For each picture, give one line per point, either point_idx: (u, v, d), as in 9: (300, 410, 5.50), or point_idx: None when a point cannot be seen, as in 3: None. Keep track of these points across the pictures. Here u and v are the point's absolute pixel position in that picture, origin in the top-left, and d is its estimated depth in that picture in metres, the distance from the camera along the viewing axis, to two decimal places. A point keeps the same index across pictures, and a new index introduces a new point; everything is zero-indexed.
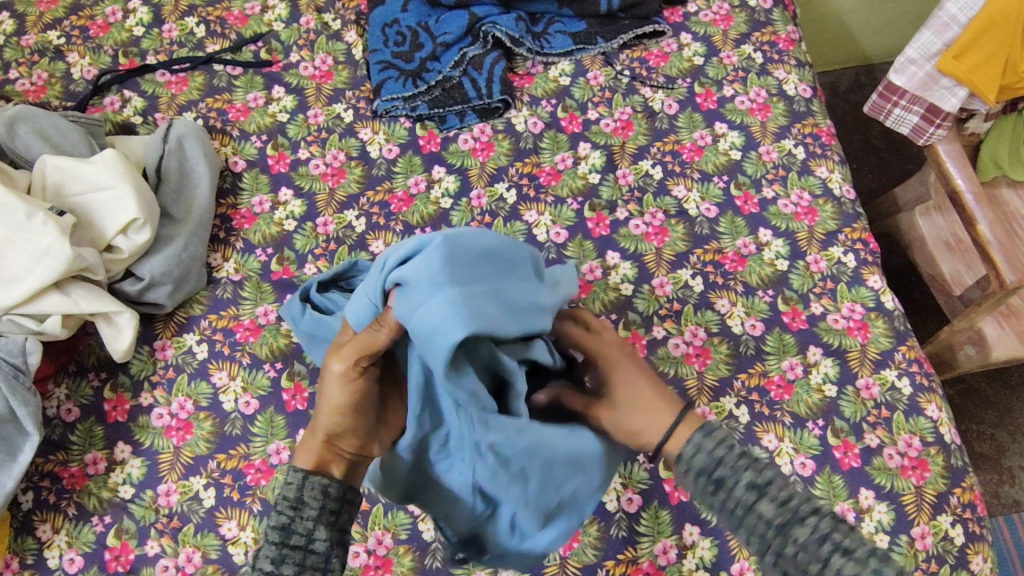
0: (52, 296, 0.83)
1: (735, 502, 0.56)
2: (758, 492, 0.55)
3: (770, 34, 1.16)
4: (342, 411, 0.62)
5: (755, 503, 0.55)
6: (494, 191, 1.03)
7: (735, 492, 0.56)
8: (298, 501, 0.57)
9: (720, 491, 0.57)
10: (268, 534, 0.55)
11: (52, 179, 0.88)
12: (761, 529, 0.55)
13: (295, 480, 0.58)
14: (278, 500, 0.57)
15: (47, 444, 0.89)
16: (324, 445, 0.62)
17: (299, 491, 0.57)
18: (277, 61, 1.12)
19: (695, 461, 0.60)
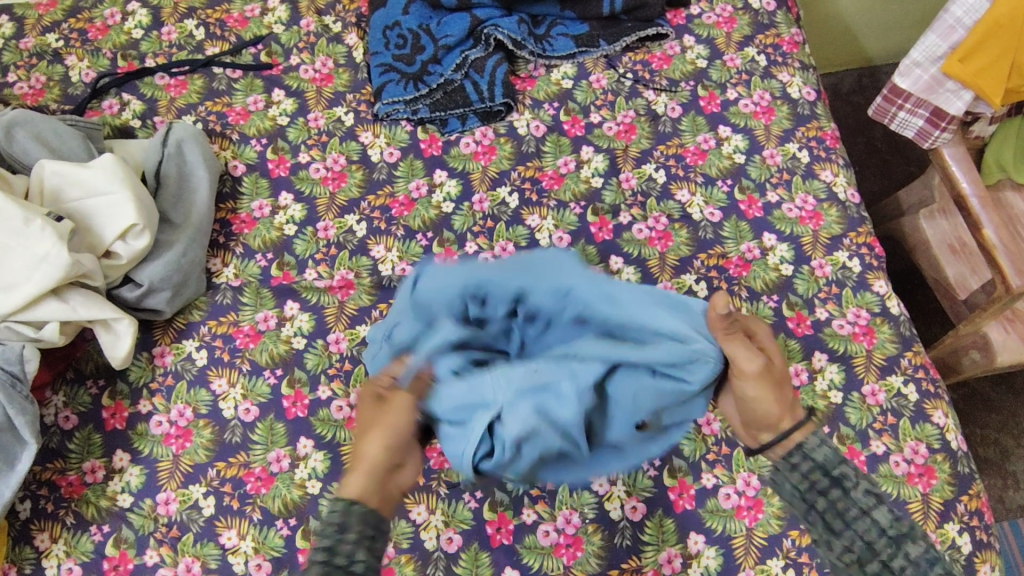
0: (50, 303, 0.82)
1: (850, 503, 0.52)
2: (877, 498, 0.53)
3: (773, 36, 1.15)
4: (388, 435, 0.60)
5: (872, 509, 0.52)
6: (496, 195, 1.02)
7: (851, 492, 0.53)
8: (344, 523, 0.52)
9: (834, 490, 0.53)
10: (315, 557, 0.50)
11: (50, 184, 0.87)
12: (871, 536, 0.51)
13: (340, 506, 0.53)
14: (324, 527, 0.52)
15: (44, 453, 0.88)
16: (368, 466, 0.57)
17: (346, 516, 0.53)
18: (277, 64, 1.11)
19: (815, 454, 0.55)
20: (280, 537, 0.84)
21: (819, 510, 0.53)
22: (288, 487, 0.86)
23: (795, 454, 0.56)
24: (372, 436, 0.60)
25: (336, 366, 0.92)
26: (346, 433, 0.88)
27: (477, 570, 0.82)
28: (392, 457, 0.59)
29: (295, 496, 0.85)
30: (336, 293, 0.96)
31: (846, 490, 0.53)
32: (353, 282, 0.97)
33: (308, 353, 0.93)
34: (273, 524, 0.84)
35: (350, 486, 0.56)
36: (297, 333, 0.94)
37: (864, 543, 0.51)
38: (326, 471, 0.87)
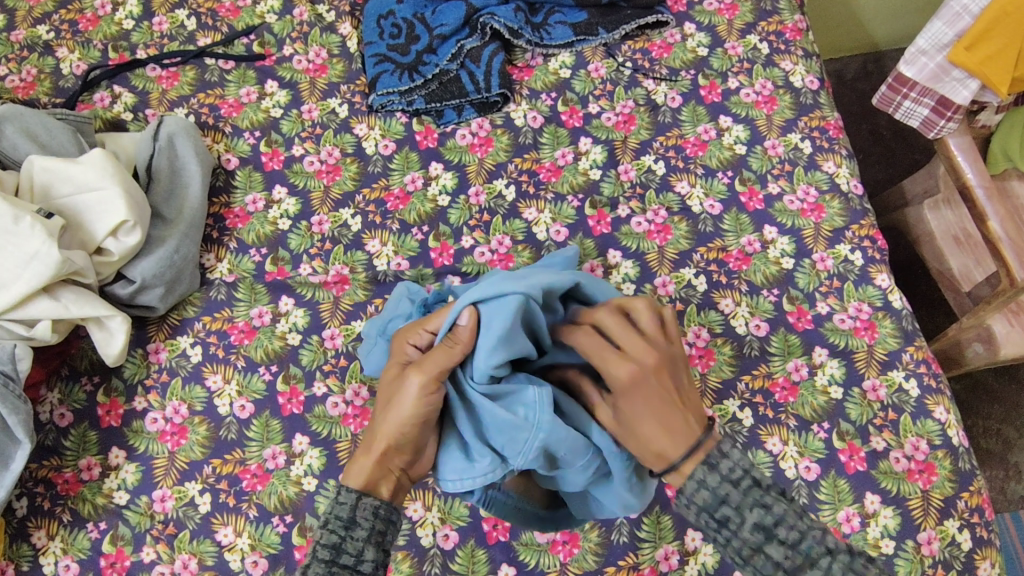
0: (42, 301, 0.81)
1: (742, 543, 0.56)
2: (766, 534, 0.55)
3: (776, 23, 1.12)
4: (402, 423, 0.64)
5: (763, 545, 0.55)
6: (493, 188, 1.01)
7: (741, 532, 0.56)
8: (350, 520, 0.59)
9: (723, 530, 0.57)
10: (318, 552, 0.56)
11: (40, 180, 0.86)
12: (767, 571, 0.55)
13: (349, 500, 0.60)
14: (329, 518, 0.59)
15: (40, 450, 0.88)
16: (376, 455, 0.63)
17: (354, 510, 0.59)
18: (270, 55, 1.09)
19: (697, 498, 0.58)
20: (276, 534, 0.83)
21: (725, 547, 0.57)
22: (284, 484, 0.86)
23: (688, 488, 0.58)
24: (387, 424, 0.65)
25: (331, 362, 0.91)
26: (342, 429, 0.88)
27: (473, 567, 0.82)
28: (400, 448, 0.65)
29: (291, 493, 0.85)
30: (331, 288, 0.95)
31: (734, 528, 0.56)
32: (348, 277, 0.96)
33: (303, 350, 0.92)
34: (269, 521, 0.84)
35: (356, 474, 0.62)
36: (292, 329, 0.93)
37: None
38: (322, 468, 0.86)
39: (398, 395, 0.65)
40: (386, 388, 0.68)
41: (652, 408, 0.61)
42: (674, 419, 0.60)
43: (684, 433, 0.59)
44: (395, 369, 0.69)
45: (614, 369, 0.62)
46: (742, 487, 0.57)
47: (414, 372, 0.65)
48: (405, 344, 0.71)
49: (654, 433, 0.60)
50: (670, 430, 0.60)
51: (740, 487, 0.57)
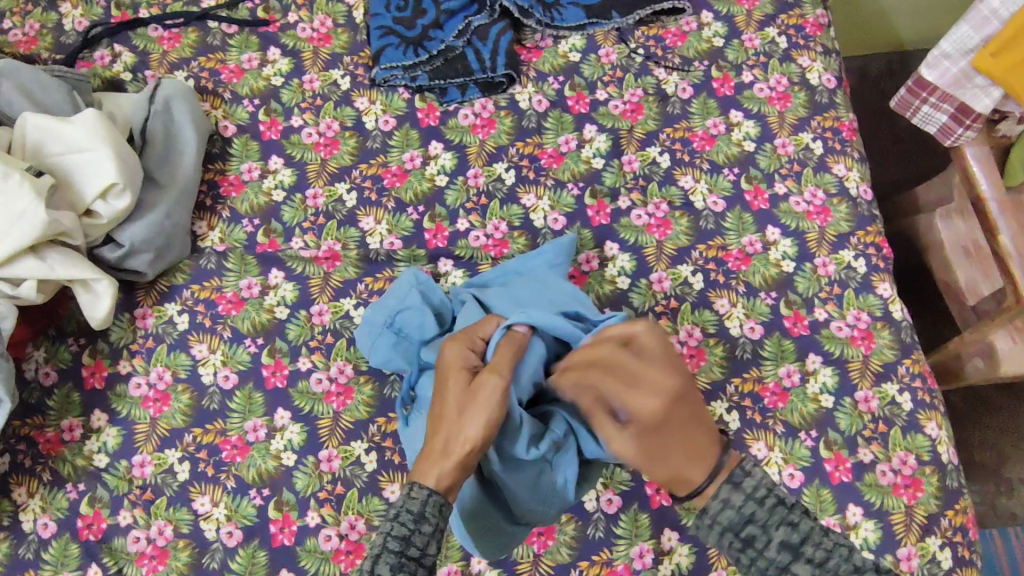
0: (28, 261, 0.80)
1: (766, 563, 0.58)
2: (792, 552, 0.57)
3: (797, 17, 1.08)
4: (487, 426, 0.66)
5: (788, 565, 0.57)
6: (492, 171, 0.99)
7: (767, 551, 0.58)
8: (420, 514, 0.61)
9: (748, 550, 0.59)
10: (388, 542, 0.59)
11: (32, 138, 0.85)
12: None
13: (420, 495, 0.62)
14: (399, 511, 0.61)
15: (23, 408, 0.88)
16: (458, 459, 0.64)
17: (423, 506, 0.61)
18: (274, 21, 1.07)
19: (721, 518, 0.61)
20: (253, 507, 0.84)
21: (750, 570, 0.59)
22: (263, 457, 0.85)
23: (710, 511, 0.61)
24: (467, 426, 0.66)
25: (317, 338, 0.91)
26: (324, 406, 0.87)
27: (447, 552, 0.82)
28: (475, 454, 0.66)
29: (270, 466, 0.85)
30: (322, 264, 0.94)
31: (760, 548, 0.59)
32: (339, 254, 0.94)
33: (290, 324, 0.91)
34: (246, 493, 0.84)
35: (437, 477, 0.63)
36: (280, 302, 0.92)
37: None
38: (302, 443, 0.86)
39: (483, 399, 0.67)
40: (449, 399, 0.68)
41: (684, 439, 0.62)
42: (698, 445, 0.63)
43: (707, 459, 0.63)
44: (465, 372, 0.70)
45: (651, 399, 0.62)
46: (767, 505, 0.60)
47: (495, 377, 0.68)
48: (463, 352, 0.73)
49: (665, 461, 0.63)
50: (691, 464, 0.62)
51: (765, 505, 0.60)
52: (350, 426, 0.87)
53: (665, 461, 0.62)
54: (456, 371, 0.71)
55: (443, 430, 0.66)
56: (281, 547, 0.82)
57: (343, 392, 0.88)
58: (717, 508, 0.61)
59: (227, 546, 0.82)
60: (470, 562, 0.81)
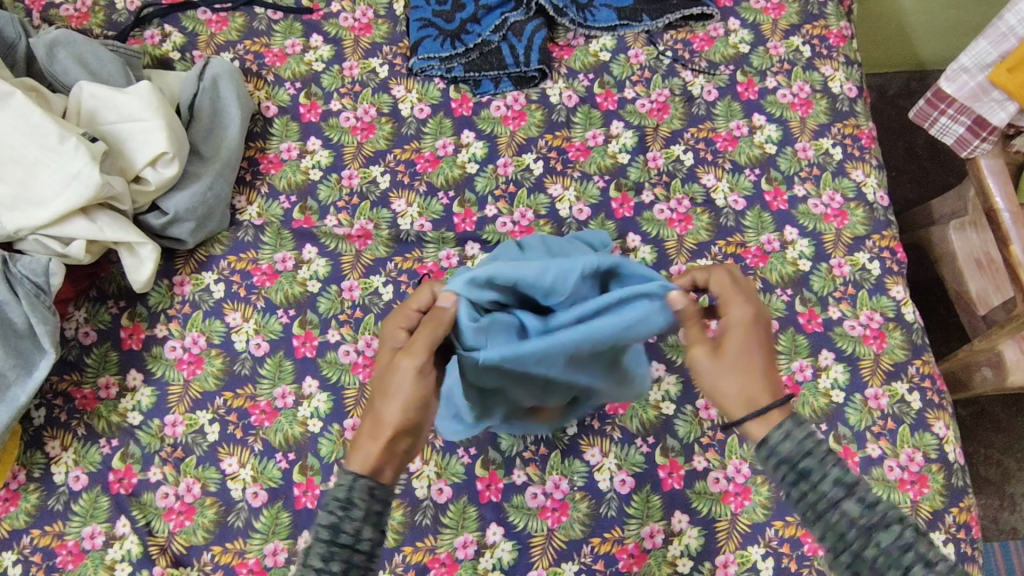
0: (79, 221, 0.84)
1: (819, 495, 0.56)
2: (846, 489, 0.56)
3: (822, 27, 1.12)
4: (404, 409, 0.61)
5: (841, 501, 0.56)
6: (522, 161, 1.02)
7: (820, 485, 0.56)
8: (349, 500, 0.57)
9: (802, 484, 0.57)
10: (318, 532, 0.56)
11: (88, 106, 0.90)
12: (842, 528, 0.55)
13: (347, 480, 0.58)
14: (330, 497, 0.58)
15: (62, 364, 0.92)
16: (388, 443, 0.61)
17: (350, 490, 0.58)
18: (318, 9, 1.11)
19: (780, 449, 0.59)
20: (278, 469, 0.87)
21: (799, 503, 0.58)
22: (290, 423, 0.89)
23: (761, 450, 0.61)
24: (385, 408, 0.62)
25: (347, 312, 0.94)
26: (351, 377, 0.91)
27: (463, 523, 0.85)
28: (404, 435, 0.62)
29: (296, 432, 0.88)
30: (354, 242, 0.97)
31: (814, 482, 0.57)
32: (371, 233, 0.98)
33: (321, 297, 0.95)
34: (272, 456, 0.87)
35: (362, 460, 0.60)
36: (312, 277, 0.96)
37: (835, 535, 0.55)
38: (329, 412, 0.89)
39: (394, 382, 0.62)
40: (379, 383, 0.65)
41: (757, 348, 0.64)
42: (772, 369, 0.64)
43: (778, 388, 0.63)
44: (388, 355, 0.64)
45: (738, 310, 0.65)
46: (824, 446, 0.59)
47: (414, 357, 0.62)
48: (396, 330, 0.70)
49: (736, 391, 0.63)
50: (745, 391, 0.62)
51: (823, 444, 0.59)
52: None
53: (723, 378, 0.63)
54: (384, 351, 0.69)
55: (372, 414, 0.64)
56: (304, 509, 0.85)
57: (370, 363, 0.91)
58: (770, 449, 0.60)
59: (252, 506, 0.85)
60: (486, 533, 0.84)
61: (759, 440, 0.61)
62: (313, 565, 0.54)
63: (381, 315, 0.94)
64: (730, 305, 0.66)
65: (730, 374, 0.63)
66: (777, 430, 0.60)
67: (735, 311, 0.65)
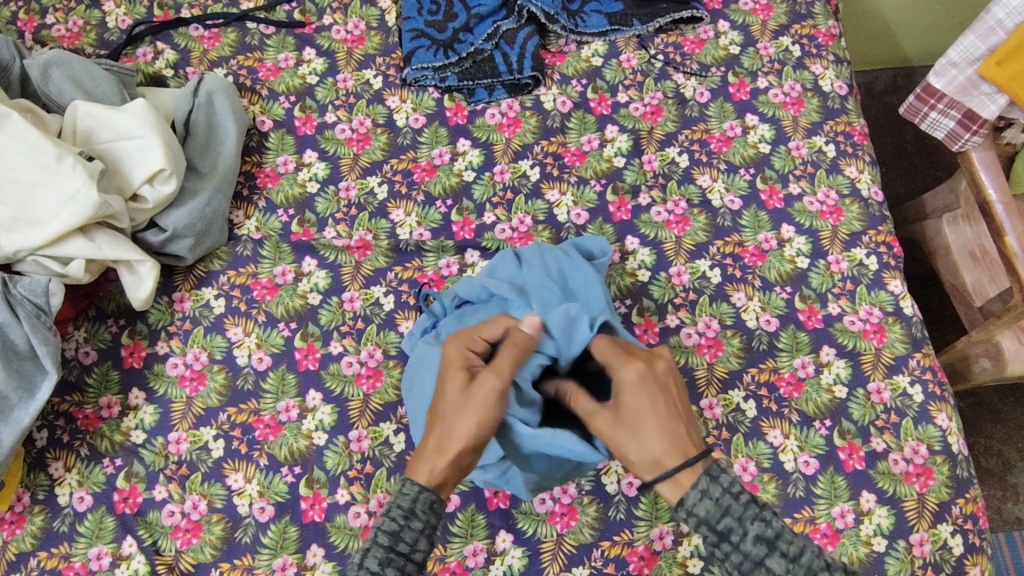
0: (77, 240, 0.84)
1: (742, 555, 0.61)
2: (767, 546, 0.61)
3: (810, 27, 1.13)
4: (480, 424, 0.69)
5: (764, 559, 0.60)
6: (518, 167, 1.03)
7: (742, 546, 0.61)
8: (411, 510, 0.65)
9: (723, 544, 0.62)
10: (378, 537, 0.63)
11: (83, 125, 0.90)
12: None
13: (411, 492, 0.66)
14: (391, 507, 0.65)
15: (63, 385, 0.91)
16: (455, 458, 0.68)
17: (414, 503, 0.65)
18: (310, 23, 1.11)
19: (698, 510, 0.64)
20: (284, 484, 0.86)
21: (725, 561, 0.63)
22: (295, 437, 0.88)
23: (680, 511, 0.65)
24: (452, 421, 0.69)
25: (348, 324, 0.94)
26: (354, 389, 0.90)
27: (472, 531, 0.84)
28: (471, 453, 0.69)
29: (301, 446, 0.88)
30: (353, 253, 0.97)
31: (734, 543, 0.62)
32: (370, 244, 0.98)
33: (322, 310, 0.94)
34: (278, 470, 0.87)
35: (429, 473, 0.67)
36: (312, 289, 0.96)
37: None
38: (333, 424, 0.89)
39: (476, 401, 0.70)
40: (448, 395, 0.71)
41: (648, 407, 0.69)
42: (679, 426, 0.68)
43: (685, 449, 0.67)
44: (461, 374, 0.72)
45: (624, 376, 0.71)
46: (743, 501, 0.63)
47: (492, 378, 0.70)
48: (465, 352, 0.74)
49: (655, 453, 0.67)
50: (653, 455, 0.67)
51: (740, 500, 0.63)
52: (379, 408, 0.89)
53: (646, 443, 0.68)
54: (456, 371, 0.72)
55: (441, 428, 0.70)
56: (311, 523, 0.84)
57: (373, 374, 0.91)
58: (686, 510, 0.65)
59: (259, 521, 0.84)
60: (495, 541, 0.84)
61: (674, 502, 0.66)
62: (370, 566, 0.61)
63: (383, 325, 0.94)
64: (616, 371, 0.72)
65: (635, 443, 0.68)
66: (692, 489, 0.65)
67: (620, 377, 0.71)
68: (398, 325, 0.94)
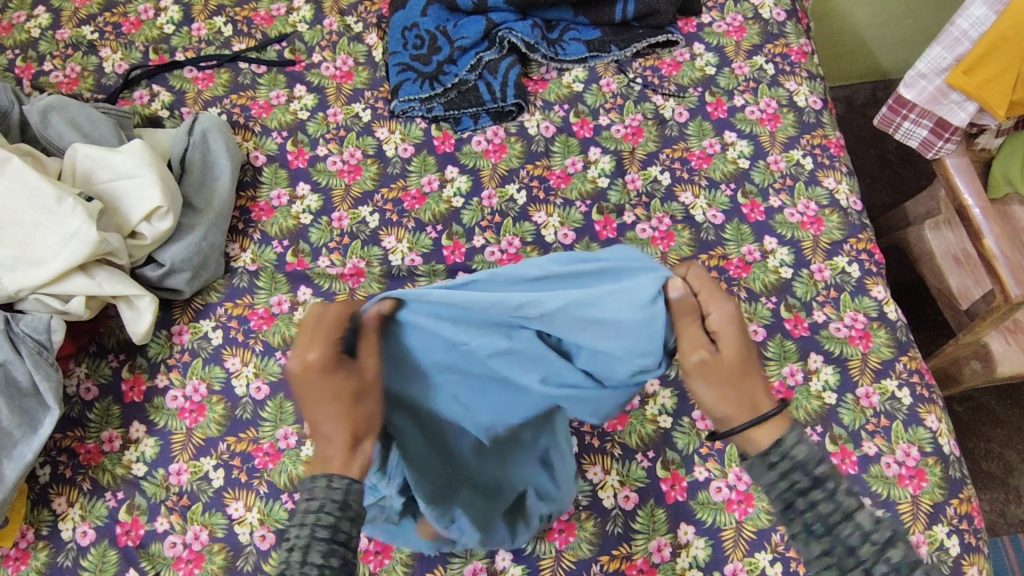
0: (78, 278, 0.87)
1: (833, 505, 0.50)
2: (859, 501, 0.51)
3: (782, 46, 1.17)
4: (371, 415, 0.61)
5: (855, 512, 0.50)
6: (505, 192, 1.06)
7: (838, 494, 0.51)
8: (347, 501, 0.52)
9: (814, 489, 0.51)
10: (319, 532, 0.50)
11: (82, 166, 0.93)
12: (854, 542, 0.49)
13: (341, 483, 0.53)
14: (323, 504, 0.51)
15: (65, 421, 0.93)
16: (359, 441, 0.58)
17: (347, 493, 0.53)
18: (300, 61, 1.16)
19: (795, 451, 0.53)
20: (284, 510, 0.87)
21: (805, 513, 0.51)
22: (294, 463, 0.89)
23: (774, 454, 0.53)
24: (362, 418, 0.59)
25: None
26: None
27: (471, 551, 0.85)
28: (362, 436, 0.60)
29: (300, 472, 0.89)
30: (347, 280, 1.00)
31: (830, 491, 0.51)
32: (364, 271, 1.00)
33: None
34: (279, 498, 0.88)
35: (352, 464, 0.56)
36: None
37: (847, 549, 0.49)
38: None
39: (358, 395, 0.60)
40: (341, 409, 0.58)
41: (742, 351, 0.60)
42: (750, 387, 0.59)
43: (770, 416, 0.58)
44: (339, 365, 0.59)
45: (723, 310, 0.61)
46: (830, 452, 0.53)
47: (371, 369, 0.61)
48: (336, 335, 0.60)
49: (731, 405, 0.58)
50: (748, 397, 0.58)
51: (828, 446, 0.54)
52: None
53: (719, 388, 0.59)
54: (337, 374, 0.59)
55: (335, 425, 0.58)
56: None
57: None
58: (777, 454, 0.54)
59: (261, 549, 0.85)
60: (495, 560, 0.85)
61: (765, 449, 0.55)
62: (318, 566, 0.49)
63: None
64: (710, 307, 0.62)
65: (732, 382, 0.58)
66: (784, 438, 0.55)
67: (721, 314, 0.61)
68: None
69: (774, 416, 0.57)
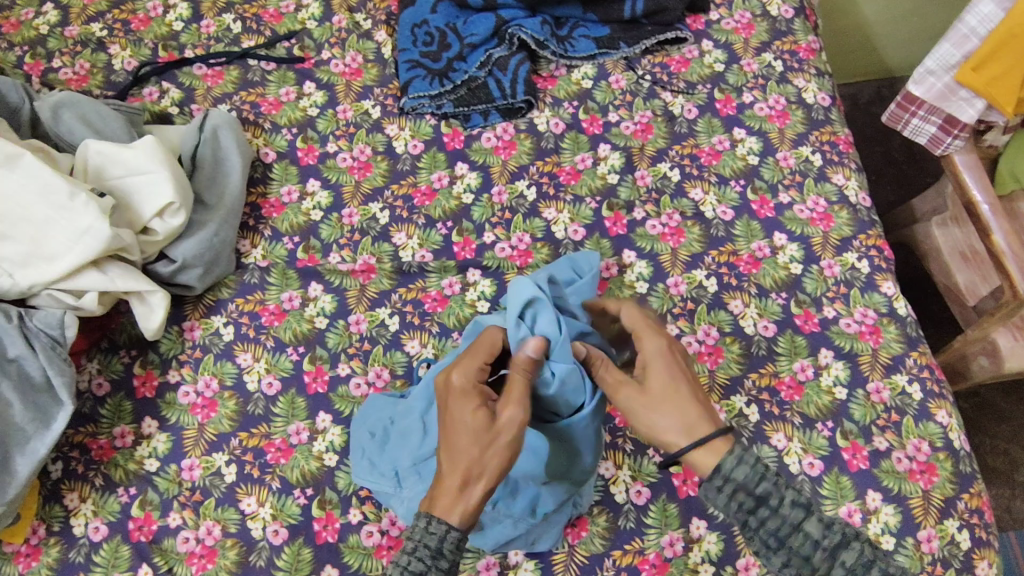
0: (90, 273, 0.87)
1: (780, 520, 0.64)
2: (803, 509, 0.64)
3: (791, 43, 1.17)
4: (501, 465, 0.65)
5: (802, 523, 0.63)
6: (515, 188, 1.06)
7: (781, 509, 0.64)
8: (439, 550, 0.62)
9: (761, 508, 0.64)
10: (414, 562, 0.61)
11: (94, 162, 0.93)
12: (805, 549, 0.63)
13: (439, 529, 0.62)
14: (418, 545, 0.62)
15: (77, 417, 0.93)
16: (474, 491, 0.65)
17: (441, 541, 0.62)
18: (309, 58, 1.16)
19: (736, 475, 0.66)
20: (297, 506, 0.87)
21: (759, 530, 0.64)
22: (306, 459, 0.90)
23: (716, 479, 0.66)
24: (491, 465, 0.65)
25: (356, 345, 0.96)
26: None
27: None
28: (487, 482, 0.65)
29: (312, 467, 0.89)
30: (358, 276, 1.00)
31: (773, 507, 0.64)
32: (374, 267, 1.01)
33: (329, 333, 0.97)
34: (291, 493, 0.88)
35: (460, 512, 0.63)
36: (319, 313, 0.98)
37: (801, 558, 0.63)
38: (344, 445, 0.90)
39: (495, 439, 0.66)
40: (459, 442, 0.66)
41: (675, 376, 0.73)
42: (690, 406, 0.71)
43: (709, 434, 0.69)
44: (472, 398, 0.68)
45: (651, 344, 0.75)
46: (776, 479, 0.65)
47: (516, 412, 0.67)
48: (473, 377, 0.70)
49: (675, 424, 0.70)
50: (688, 420, 0.70)
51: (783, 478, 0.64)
52: None
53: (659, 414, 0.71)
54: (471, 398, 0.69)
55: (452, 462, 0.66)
56: (325, 544, 0.85)
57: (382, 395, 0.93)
58: (722, 479, 0.66)
59: (273, 544, 0.85)
60: (508, 554, 0.85)
61: (709, 473, 0.68)
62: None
63: (389, 345, 0.96)
64: (642, 341, 0.75)
65: (663, 407, 0.70)
66: (725, 461, 0.67)
67: (650, 347, 0.75)
68: (404, 345, 0.96)
69: (707, 439, 0.68)
